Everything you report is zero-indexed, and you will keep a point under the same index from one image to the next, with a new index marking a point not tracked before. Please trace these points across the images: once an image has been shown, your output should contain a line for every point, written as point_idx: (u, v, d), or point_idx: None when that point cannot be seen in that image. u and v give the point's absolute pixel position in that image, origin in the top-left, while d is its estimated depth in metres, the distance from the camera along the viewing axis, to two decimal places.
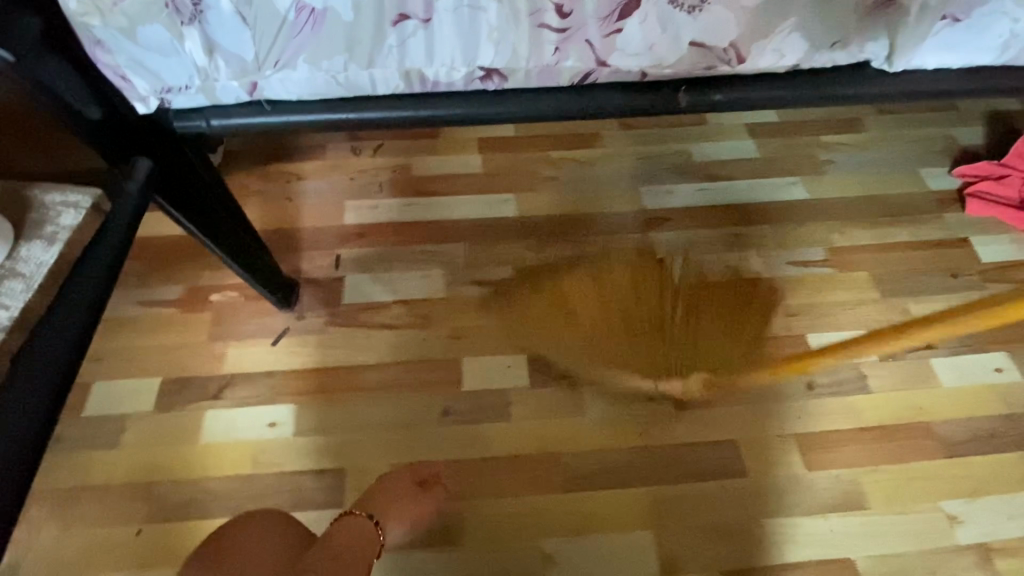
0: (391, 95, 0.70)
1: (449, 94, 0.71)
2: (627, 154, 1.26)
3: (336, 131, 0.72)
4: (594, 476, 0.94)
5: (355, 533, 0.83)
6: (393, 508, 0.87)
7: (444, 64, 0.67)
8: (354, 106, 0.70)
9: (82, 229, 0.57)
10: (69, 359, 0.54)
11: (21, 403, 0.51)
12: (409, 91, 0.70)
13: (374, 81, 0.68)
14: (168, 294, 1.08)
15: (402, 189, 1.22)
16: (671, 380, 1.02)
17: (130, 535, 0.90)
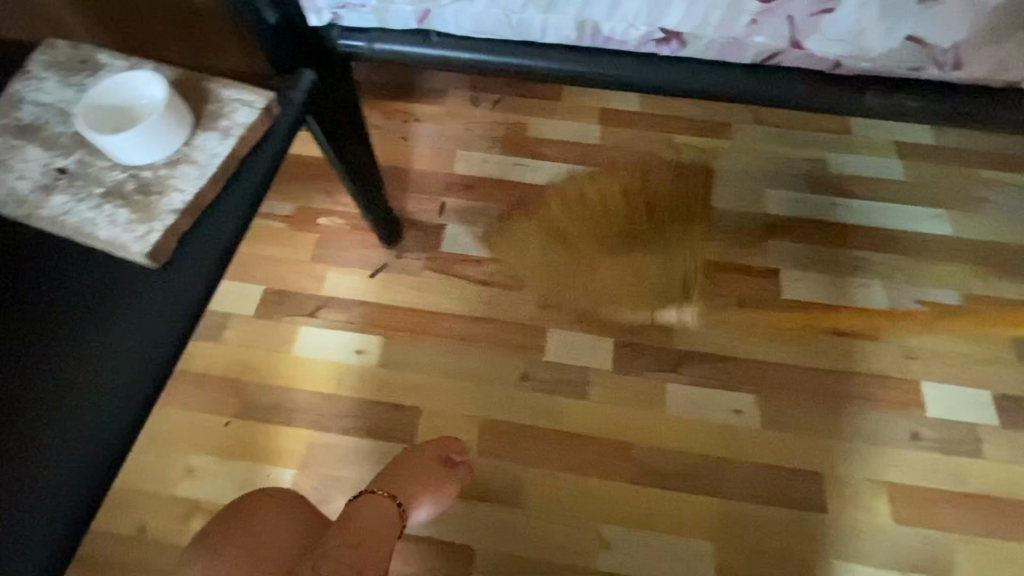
0: (557, 44, 0.70)
1: (618, 53, 0.70)
2: (757, 151, 1.18)
3: (497, 75, 0.74)
4: (665, 474, 0.92)
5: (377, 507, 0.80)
6: (418, 489, 0.84)
7: (624, 21, 0.66)
8: (518, 50, 0.71)
9: (252, 128, 0.58)
10: (224, 250, 0.56)
11: (183, 282, 0.54)
12: (578, 43, 0.70)
13: (546, 26, 0.68)
14: (281, 209, 1.12)
15: (515, 147, 1.20)
16: (761, 397, 0.97)
17: (220, 425, 0.96)
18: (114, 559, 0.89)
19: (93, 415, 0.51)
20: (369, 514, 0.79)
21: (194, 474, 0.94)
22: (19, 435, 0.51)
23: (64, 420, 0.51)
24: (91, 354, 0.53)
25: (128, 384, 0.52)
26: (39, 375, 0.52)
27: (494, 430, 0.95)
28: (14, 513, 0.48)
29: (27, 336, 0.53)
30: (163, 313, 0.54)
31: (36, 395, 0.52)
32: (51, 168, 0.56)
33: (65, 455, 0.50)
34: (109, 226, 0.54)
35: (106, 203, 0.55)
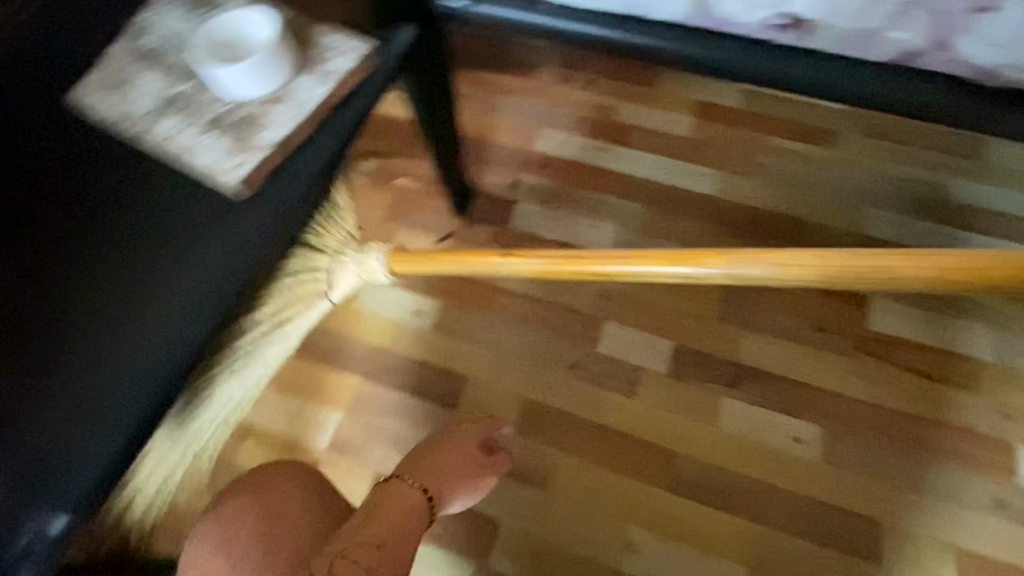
0: (673, 23, 0.73)
1: (735, 35, 0.72)
2: (865, 166, 1.07)
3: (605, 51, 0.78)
4: (706, 489, 0.88)
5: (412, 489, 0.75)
6: (451, 482, 0.79)
7: (749, 3, 0.67)
8: (632, 27, 0.74)
9: (348, 76, 0.59)
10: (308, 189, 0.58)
11: (267, 215, 0.57)
12: (696, 22, 0.72)
13: (665, 3, 0.70)
14: (363, 165, 1.15)
15: (600, 131, 1.17)
16: (825, 429, 0.90)
17: (282, 361, 1.01)
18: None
19: (164, 338, 0.55)
20: (400, 494, 0.73)
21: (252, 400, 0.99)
22: (109, 334, 0.55)
23: (148, 327, 0.55)
24: (177, 270, 0.56)
25: (199, 317, 0.56)
26: (130, 282, 0.57)
27: (535, 413, 0.94)
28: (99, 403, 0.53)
29: (123, 244, 0.58)
30: (246, 241, 0.57)
31: (126, 300, 0.56)
32: (165, 94, 0.60)
33: (147, 360, 0.54)
34: (210, 155, 0.57)
35: (210, 131, 0.58)
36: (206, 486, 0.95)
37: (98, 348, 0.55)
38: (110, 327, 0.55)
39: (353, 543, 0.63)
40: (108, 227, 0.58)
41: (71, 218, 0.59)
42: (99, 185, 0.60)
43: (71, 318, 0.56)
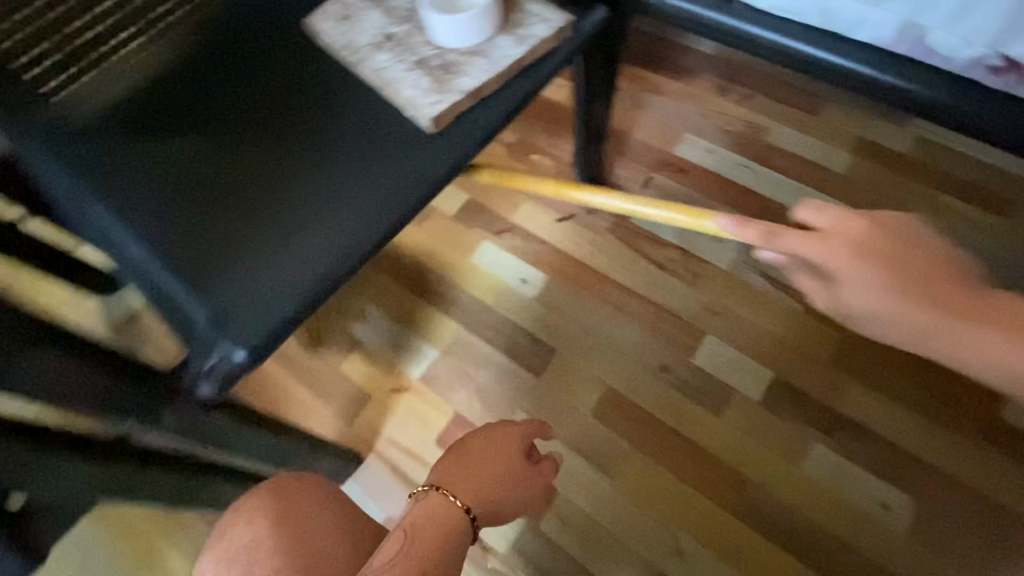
0: (868, 45, 0.72)
1: (935, 69, 0.69)
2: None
3: (784, 62, 0.78)
4: (771, 523, 0.86)
5: (433, 520, 0.58)
6: (494, 490, 0.64)
7: (962, 37, 0.65)
8: (823, 42, 0.74)
9: (544, 42, 0.64)
10: (490, 131, 0.63)
11: (450, 145, 0.61)
12: (894, 48, 0.70)
13: (867, 23, 0.69)
14: (505, 135, 1.22)
15: (746, 148, 1.15)
16: (920, 502, 0.84)
17: (395, 293, 1.08)
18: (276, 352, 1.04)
19: (339, 234, 0.58)
20: (427, 516, 0.58)
21: (363, 318, 1.06)
22: (288, 222, 0.59)
23: (325, 223, 0.59)
24: (359, 177, 0.61)
25: (388, 209, 0.59)
26: (314, 180, 0.61)
27: (615, 402, 0.95)
28: (265, 281, 0.56)
29: (315, 147, 0.63)
30: (427, 163, 0.61)
31: (309, 195, 0.60)
32: (384, 32, 0.67)
33: (318, 250, 0.58)
34: (412, 88, 0.63)
35: (415, 70, 0.64)
36: (302, 379, 1.02)
37: (297, 221, 0.59)
38: (308, 206, 0.60)
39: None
40: (319, 121, 0.64)
41: (283, 110, 0.65)
42: (302, 92, 0.66)
43: (274, 193, 0.61)
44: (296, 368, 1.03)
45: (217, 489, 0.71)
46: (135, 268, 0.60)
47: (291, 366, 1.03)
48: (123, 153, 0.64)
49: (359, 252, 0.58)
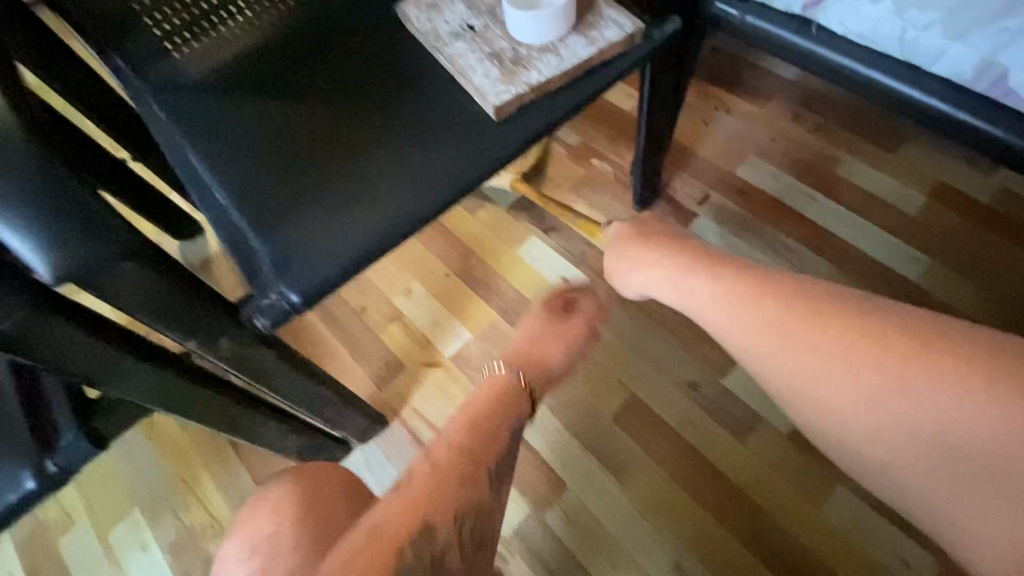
0: (946, 79, 0.69)
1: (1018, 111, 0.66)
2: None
3: (857, 89, 0.76)
4: (779, 557, 0.83)
5: (496, 407, 0.74)
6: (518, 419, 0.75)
7: None
8: (899, 73, 0.72)
9: (613, 46, 0.66)
10: (550, 125, 0.66)
11: (511, 133, 0.65)
12: (973, 84, 0.67)
13: (946, 56, 0.67)
14: (569, 137, 1.24)
15: (812, 178, 1.12)
16: (947, 567, 0.80)
17: (441, 274, 1.13)
18: (324, 313, 1.11)
19: (397, 198, 0.62)
20: (490, 400, 0.75)
21: (407, 293, 1.11)
22: (352, 180, 0.63)
23: (385, 186, 0.63)
24: (422, 149, 0.64)
25: (445, 185, 0.63)
26: (380, 146, 0.65)
27: (637, 410, 0.95)
28: (325, 232, 0.61)
29: (385, 115, 0.67)
30: (486, 146, 0.64)
31: (374, 159, 0.64)
32: (464, 24, 0.71)
33: (375, 212, 0.62)
34: (482, 77, 0.65)
35: (488, 61, 0.67)
36: (343, 340, 1.09)
37: (361, 183, 0.63)
38: (372, 170, 0.64)
39: (369, 543, 0.55)
40: (392, 94, 0.68)
41: (362, 81, 0.70)
42: (381, 67, 0.70)
43: (344, 154, 0.65)
44: (340, 329, 1.10)
45: (255, 425, 0.77)
46: (211, 204, 0.65)
47: (336, 327, 1.10)
48: (221, 106, 0.71)
49: (413, 219, 0.62)
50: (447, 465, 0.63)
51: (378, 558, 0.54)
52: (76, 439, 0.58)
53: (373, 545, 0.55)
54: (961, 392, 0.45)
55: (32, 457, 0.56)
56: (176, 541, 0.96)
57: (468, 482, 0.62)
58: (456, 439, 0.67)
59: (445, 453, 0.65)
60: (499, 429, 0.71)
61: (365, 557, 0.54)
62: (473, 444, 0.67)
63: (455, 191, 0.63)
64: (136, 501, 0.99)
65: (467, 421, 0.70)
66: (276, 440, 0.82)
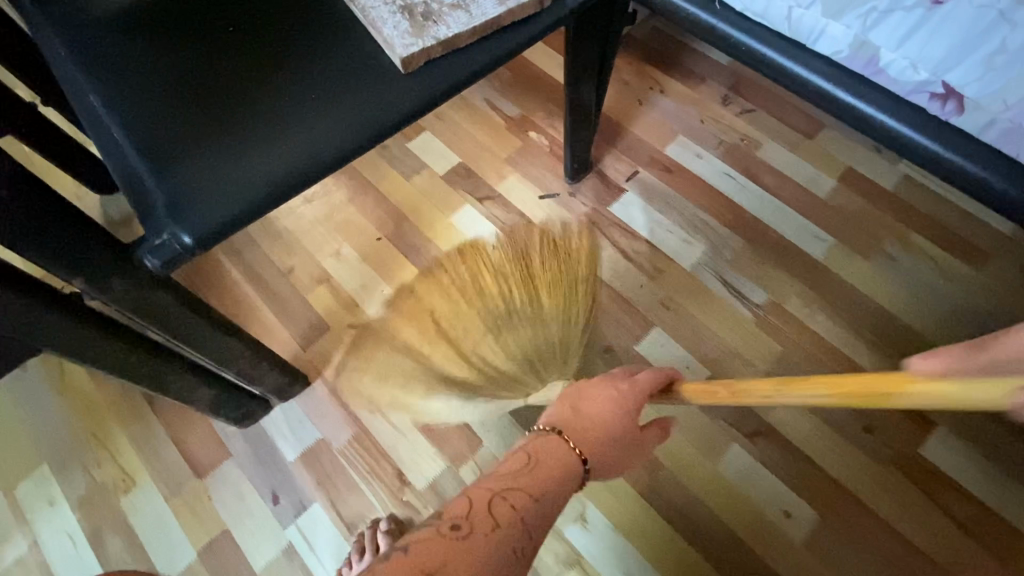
0: (826, 57, 0.78)
1: (886, 88, 0.75)
2: (986, 295, 1.03)
3: (753, 64, 0.84)
4: (675, 509, 0.89)
5: (560, 475, 0.64)
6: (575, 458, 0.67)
7: (907, 60, 0.71)
8: (788, 49, 0.80)
9: (524, 7, 0.68)
10: (458, 82, 0.67)
11: (417, 87, 0.65)
12: (849, 63, 0.76)
13: (825, 34, 0.76)
14: (508, 109, 1.25)
15: (736, 159, 1.17)
16: (822, 517, 0.87)
17: (372, 238, 1.13)
18: (251, 274, 1.10)
19: (297, 146, 0.62)
20: (555, 462, 0.65)
21: (336, 257, 1.11)
22: (251, 128, 0.63)
23: (285, 135, 0.63)
24: (327, 99, 0.64)
25: (348, 134, 0.63)
26: (284, 95, 0.65)
27: None
28: (220, 178, 0.61)
29: (291, 64, 0.66)
30: (392, 98, 0.65)
31: (276, 106, 0.64)
32: None
33: (274, 159, 0.62)
34: (392, 28, 0.65)
35: (399, 13, 0.66)
36: (269, 302, 1.08)
37: (260, 128, 0.63)
38: (275, 116, 0.63)
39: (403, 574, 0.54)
40: (299, 44, 0.68)
41: (271, 28, 0.69)
42: (292, 15, 0.70)
43: (247, 99, 0.64)
44: (267, 290, 1.09)
45: (161, 374, 0.76)
46: (107, 143, 0.64)
47: (262, 288, 1.09)
48: (120, 44, 0.68)
49: (312, 168, 0.62)
50: (503, 518, 0.60)
51: None
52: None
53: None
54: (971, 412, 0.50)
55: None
56: (85, 496, 0.94)
57: (518, 548, 0.58)
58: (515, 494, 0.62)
59: (494, 501, 0.61)
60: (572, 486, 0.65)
61: (434, 555, 0.56)
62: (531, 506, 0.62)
63: (358, 142, 0.64)
64: (44, 458, 0.97)
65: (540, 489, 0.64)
66: (187, 391, 0.81)
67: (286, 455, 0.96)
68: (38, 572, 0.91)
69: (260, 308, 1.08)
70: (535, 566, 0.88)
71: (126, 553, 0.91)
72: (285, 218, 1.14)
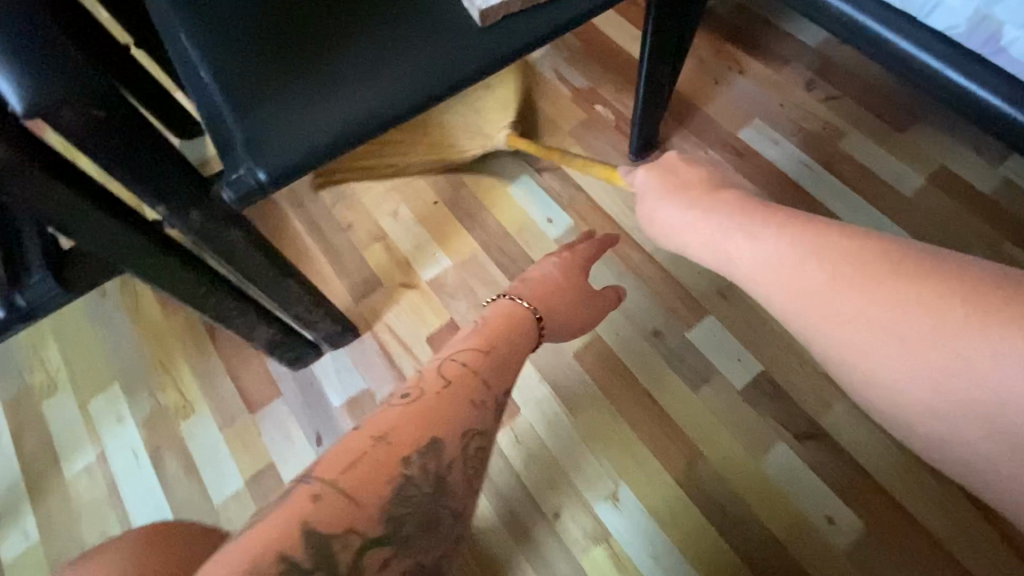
0: (938, 34, 0.72)
1: (1003, 71, 0.69)
2: None
3: (852, 38, 0.78)
4: (710, 500, 0.87)
5: (507, 328, 0.68)
6: (558, 303, 0.75)
7: None
8: (895, 25, 0.74)
9: None
10: (535, 39, 0.66)
11: (496, 43, 0.65)
12: (963, 40, 0.70)
13: (939, 9, 0.70)
14: (575, 80, 1.22)
15: (813, 148, 1.10)
16: (868, 528, 0.83)
17: (429, 200, 1.13)
18: (311, 225, 1.14)
19: (371, 95, 0.63)
20: (500, 319, 0.69)
21: (393, 216, 1.13)
22: (329, 73, 0.64)
23: (361, 82, 0.63)
24: (407, 50, 0.64)
25: (422, 86, 0.64)
26: (364, 42, 0.65)
27: (599, 350, 0.97)
28: (296, 119, 0.62)
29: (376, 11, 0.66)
30: (469, 53, 0.65)
31: (355, 52, 0.64)
32: None
33: (347, 105, 0.63)
34: None
35: None
36: (326, 254, 1.11)
37: (338, 73, 0.64)
38: (355, 61, 0.64)
39: (373, 448, 0.47)
40: None
41: None
42: None
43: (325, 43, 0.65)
44: (325, 242, 1.12)
45: (226, 309, 0.80)
46: (192, 79, 0.66)
47: (320, 240, 1.12)
48: None
49: (383, 117, 0.63)
50: (460, 378, 0.57)
51: (377, 466, 0.46)
52: (45, 279, 0.66)
53: (378, 452, 0.47)
54: (1007, 341, 0.34)
55: (4, 289, 0.64)
56: (150, 417, 1.02)
57: (478, 402, 0.56)
58: (470, 355, 0.61)
59: (456, 368, 0.58)
60: (514, 353, 0.66)
61: (366, 463, 0.46)
62: (485, 363, 0.61)
63: (432, 95, 0.64)
64: (116, 378, 1.05)
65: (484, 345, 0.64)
66: (247, 327, 0.85)
67: (332, 399, 1.00)
68: (104, 481, 0.99)
69: (318, 258, 1.11)
70: (563, 537, 0.88)
71: (181, 473, 0.98)
72: None
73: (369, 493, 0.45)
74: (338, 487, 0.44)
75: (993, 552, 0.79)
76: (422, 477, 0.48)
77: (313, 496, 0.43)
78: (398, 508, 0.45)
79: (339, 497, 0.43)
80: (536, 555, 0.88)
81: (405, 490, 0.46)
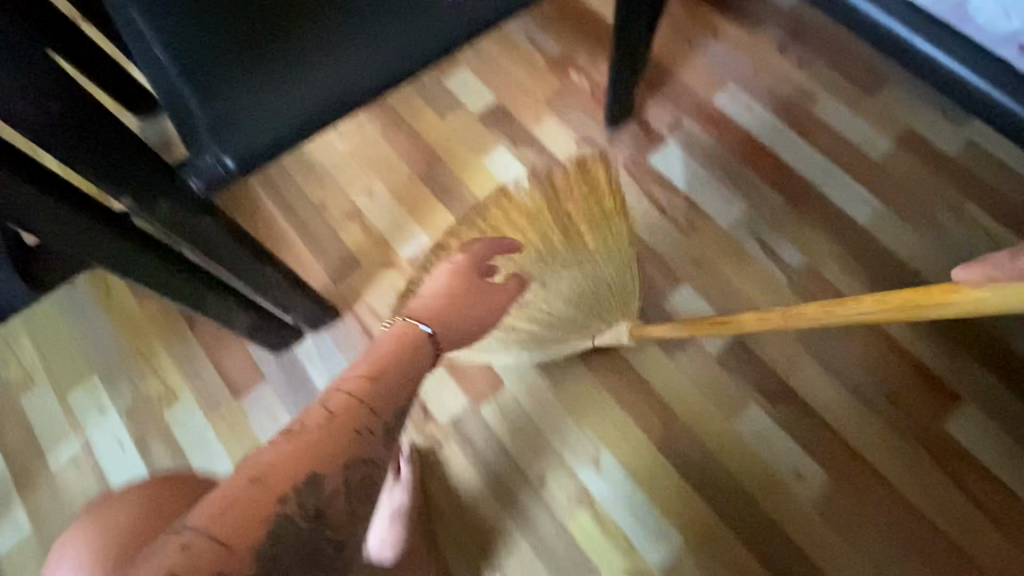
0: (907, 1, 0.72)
1: (963, 42, 0.70)
2: None
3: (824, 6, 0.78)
4: (686, 461, 0.92)
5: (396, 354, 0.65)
6: (451, 317, 0.75)
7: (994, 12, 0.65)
8: None
9: None
10: None
11: None
12: (930, 7, 0.70)
13: None
14: (549, 46, 1.19)
15: (786, 113, 1.11)
16: (832, 479, 0.88)
17: (403, 176, 1.12)
18: (284, 206, 1.11)
19: (333, 85, 0.67)
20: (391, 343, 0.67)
21: (368, 194, 1.11)
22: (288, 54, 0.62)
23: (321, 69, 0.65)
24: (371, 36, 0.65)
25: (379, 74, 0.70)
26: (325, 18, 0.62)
27: None
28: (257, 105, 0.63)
29: None
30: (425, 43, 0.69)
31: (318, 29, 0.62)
32: None
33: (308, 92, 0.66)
34: None
35: None
36: (301, 234, 1.10)
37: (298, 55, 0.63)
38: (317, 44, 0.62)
39: (245, 489, 0.43)
40: None
41: None
42: None
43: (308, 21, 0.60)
44: (300, 223, 1.10)
45: (203, 298, 0.79)
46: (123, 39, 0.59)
47: (295, 221, 1.10)
48: None
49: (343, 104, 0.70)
50: (343, 407, 0.54)
51: (250, 509, 0.43)
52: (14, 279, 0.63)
53: (249, 495, 0.43)
54: None
55: None
56: (132, 406, 1.01)
57: (362, 429, 0.52)
58: (355, 384, 0.58)
59: (341, 398, 0.55)
60: (404, 380, 0.62)
61: (239, 507, 0.42)
62: (373, 391, 0.58)
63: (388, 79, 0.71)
64: (94, 368, 1.03)
65: (372, 368, 0.62)
66: (226, 314, 0.84)
67: (316, 381, 1.01)
68: (91, 470, 0.99)
69: (293, 239, 1.10)
70: (548, 502, 0.92)
71: (169, 458, 0.99)
72: (318, 151, 1.14)
73: (242, 538, 0.41)
74: (209, 532, 0.41)
75: (945, 495, 0.86)
76: (302, 513, 0.45)
77: (180, 546, 0.40)
78: (275, 549, 0.42)
79: (209, 544, 0.40)
80: (522, 519, 0.92)
81: (280, 531, 0.43)
